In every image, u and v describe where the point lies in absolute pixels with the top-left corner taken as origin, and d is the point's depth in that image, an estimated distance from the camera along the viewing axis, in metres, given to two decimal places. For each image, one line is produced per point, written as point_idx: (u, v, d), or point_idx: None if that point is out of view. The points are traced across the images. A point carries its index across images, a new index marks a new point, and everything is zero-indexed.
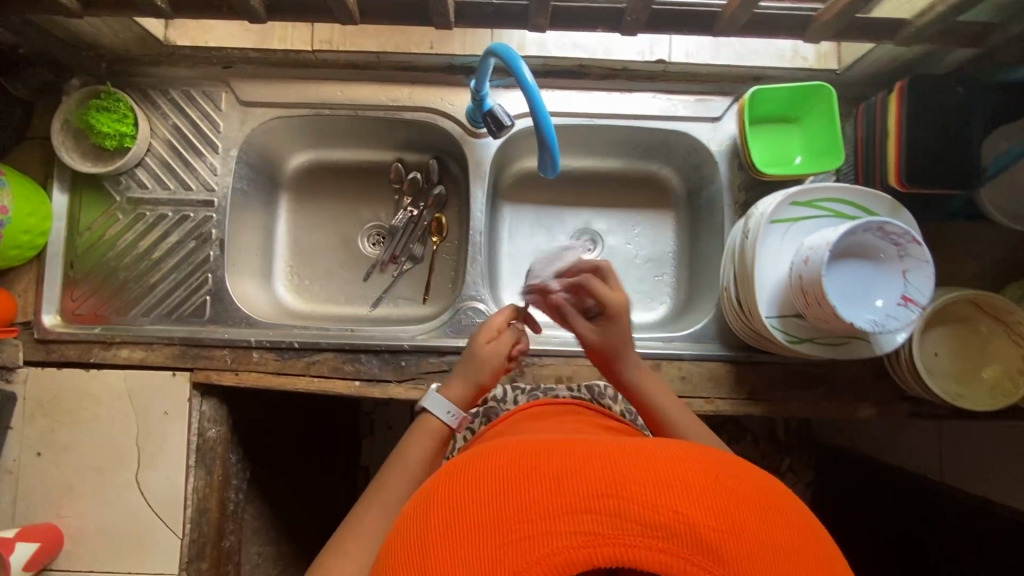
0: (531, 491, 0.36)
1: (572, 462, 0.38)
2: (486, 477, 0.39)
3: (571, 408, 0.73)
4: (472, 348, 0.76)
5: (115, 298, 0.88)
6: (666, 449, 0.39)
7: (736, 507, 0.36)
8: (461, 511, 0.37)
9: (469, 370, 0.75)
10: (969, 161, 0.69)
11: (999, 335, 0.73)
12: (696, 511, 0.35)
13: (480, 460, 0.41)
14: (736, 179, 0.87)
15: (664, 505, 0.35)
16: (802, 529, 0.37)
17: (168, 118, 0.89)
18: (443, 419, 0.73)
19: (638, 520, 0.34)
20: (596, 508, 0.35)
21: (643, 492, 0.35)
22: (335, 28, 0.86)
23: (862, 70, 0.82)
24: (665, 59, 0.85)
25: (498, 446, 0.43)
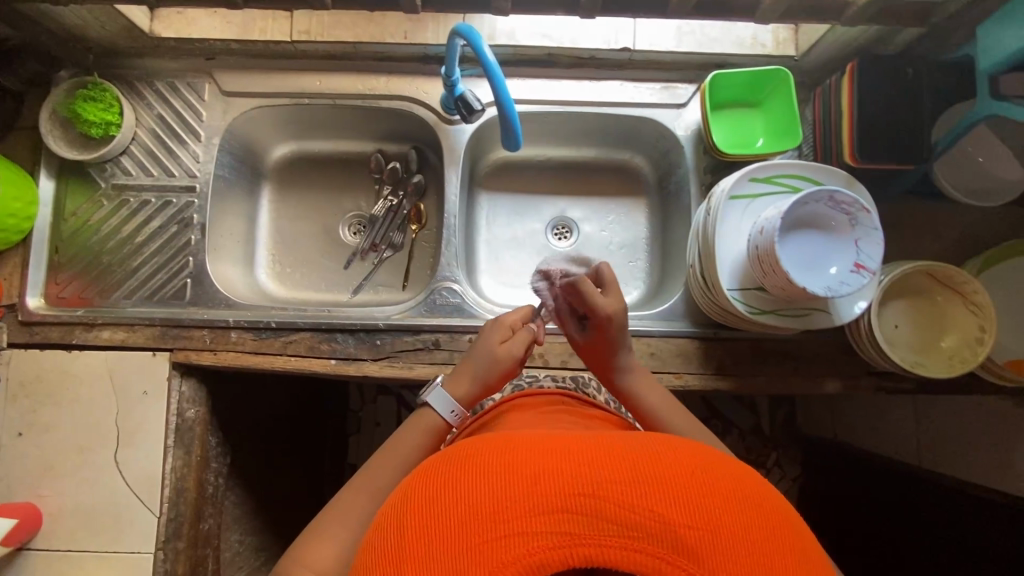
0: (510, 492, 0.38)
1: (550, 462, 0.39)
2: (466, 476, 0.40)
3: (552, 398, 0.75)
4: (487, 347, 0.75)
5: (98, 281, 0.90)
6: (639, 448, 0.42)
7: (707, 504, 0.38)
8: (441, 510, 0.38)
9: (482, 371, 0.74)
10: (914, 136, 0.76)
11: (956, 306, 0.77)
12: (667, 509, 0.37)
13: (460, 457, 0.42)
14: (701, 162, 0.91)
15: (637, 504, 0.37)
16: (770, 517, 0.39)
17: (153, 108, 0.92)
18: (444, 417, 0.72)
19: (615, 520, 0.37)
20: (573, 507, 0.37)
21: (616, 490, 0.38)
22: (312, 19, 0.90)
23: (816, 57, 0.87)
24: (629, 46, 0.89)
25: (477, 441, 0.44)
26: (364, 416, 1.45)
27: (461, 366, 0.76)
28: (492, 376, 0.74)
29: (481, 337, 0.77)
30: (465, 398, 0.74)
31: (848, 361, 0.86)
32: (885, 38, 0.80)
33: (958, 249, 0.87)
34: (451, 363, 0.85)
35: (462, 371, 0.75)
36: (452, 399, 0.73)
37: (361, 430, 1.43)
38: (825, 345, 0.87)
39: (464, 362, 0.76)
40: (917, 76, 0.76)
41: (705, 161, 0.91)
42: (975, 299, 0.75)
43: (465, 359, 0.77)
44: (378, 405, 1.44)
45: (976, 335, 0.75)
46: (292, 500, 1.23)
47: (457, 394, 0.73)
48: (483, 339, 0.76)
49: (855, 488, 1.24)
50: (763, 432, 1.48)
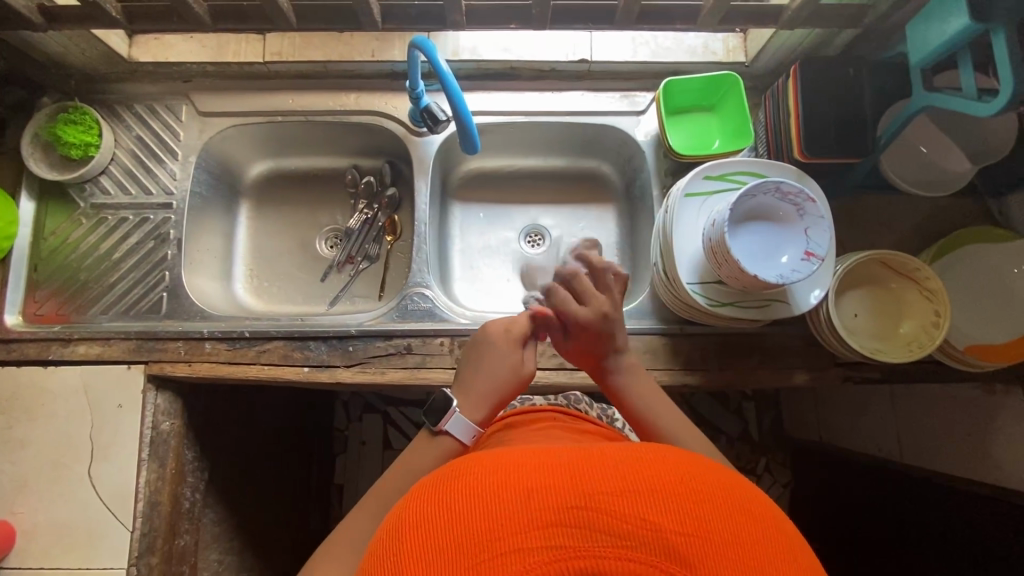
0: (504, 509, 0.37)
1: (542, 475, 0.38)
2: (460, 494, 0.39)
3: (542, 414, 0.75)
4: (510, 364, 0.68)
5: (76, 298, 0.92)
6: (627, 455, 0.41)
7: (697, 510, 0.37)
8: (435, 533, 0.37)
9: (504, 389, 0.67)
10: (858, 129, 0.80)
11: (911, 293, 0.79)
12: (659, 516, 0.36)
13: (452, 477, 0.41)
14: (662, 165, 0.94)
15: (629, 514, 0.36)
16: (759, 518, 0.38)
17: (131, 130, 0.96)
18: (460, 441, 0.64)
19: (607, 530, 0.35)
20: (568, 521, 0.36)
21: (607, 501, 0.36)
22: (284, 41, 0.94)
23: (765, 62, 0.92)
24: (587, 57, 0.94)
25: (469, 459, 0.44)
26: (349, 435, 1.43)
27: (475, 381, 0.67)
28: (509, 393, 0.68)
29: (494, 347, 0.69)
30: (486, 420, 0.66)
31: (815, 352, 0.87)
32: (825, 42, 0.86)
33: (912, 239, 0.90)
34: (423, 367, 0.86)
35: (479, 390, 0.66)
36: (471, 422, 0.65)
37: (348, 450, 1.41)
38: (792, 337, 0.88)
39: (479, 378, 0.67)
40: (855, 74, 0.81)
41: (666, 164, 0.94)
42: (928, 285, 0.77)
43: (476, 373, 0.68)
44: (364, 423, 1.43)
45: (933, 320, 0.77)
46: (275, 521, 1.21)
47: (480, 418, 0.65)
48: (501, 355, 0.68)
49: (845, 489, 1.23)
50: (752, 439, 1.47)
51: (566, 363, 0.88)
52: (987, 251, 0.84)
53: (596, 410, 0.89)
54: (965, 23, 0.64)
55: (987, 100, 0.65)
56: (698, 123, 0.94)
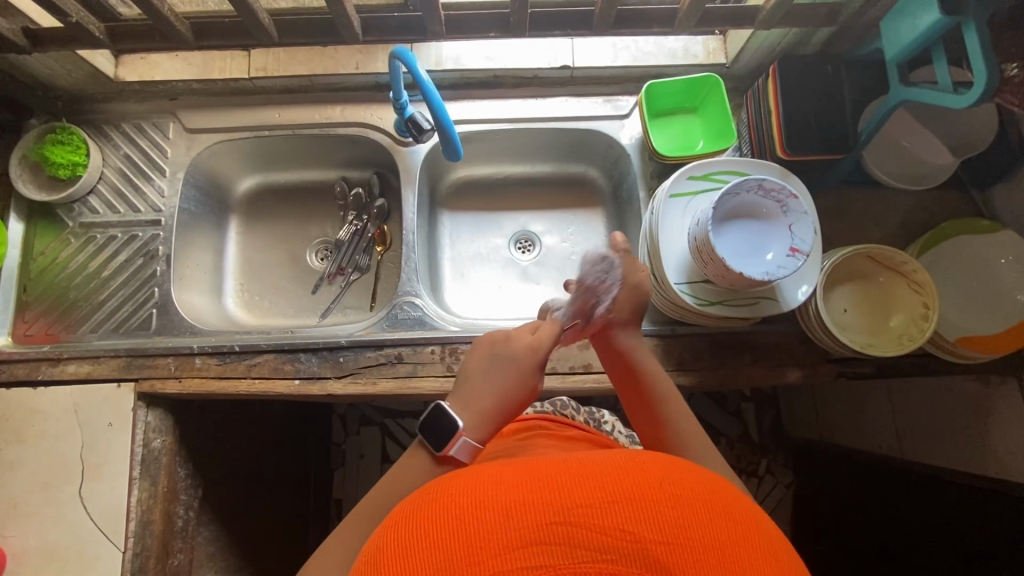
0: (482, 532, 0.36)
1: (518, 493, 0.38)
2: (437, 519, 0.38)
3: (532, 422, 0.74)
4: (516, 380, 0.64)
5: (65, 318, 0.92)
6: (605, 463, 0.40)
7: (676, 517, 0.36)
8: (414, 560, 0.36)
9: (507, 409, 0.63)
10: (839, 126, 0.80)
11: (900, 286, 0.79)
12: (637, 526, 0.35)
13: (431, 500, 0.41)
14: (647, 167, 0.95)
15: (607, 526, 0.35)
16: (740, 522, 0.37)
17: (119, 149, 0.97)
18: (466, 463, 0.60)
19: (586, 545, 0.35)
20: (546, 538, 0.35)
21: (585, 515, 0.36)
22: (269, 57, 0.95)
23: (744, 64, 0.93)
24: (569, 64, 0.95)
25: (447, 481, 0.43)
26: (346, 449, 1.41)
27: (478, 397, 0.63)
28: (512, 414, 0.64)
29: (500, 361, 0.65)
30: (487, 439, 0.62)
31: (806, 349, 0.87)
32: (802, 41, 0.87)
33: (898, 233, 0.91)
34: (414, 376, 0.86)
35: (483, 409, 0.62)
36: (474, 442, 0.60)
37: (346, 465, 1.40)
38: (783, 335, 0.88)
39: (482, 396, 0.63)
40: (833, 72, 0.82)
41: (651, 166, 0.95)
42: (916, 278, 0.77)
43: (480, 390, 0.63)
44: (361, 437, 1.41)
45: (922, 312, 0.77)
46: (274, 539, 1.19)
47: (483, 438, 0.61)
48: (507, 369, 0.65)
49: (847, 488, 1.22)
50: (751, 441, 1.46)
51: (557, 368, 0.88)
52: (974, 243, 0.84)
53: (583, 415, 0.89)
54: (936, 17, 0.64)
55: (962, 92, 0.65)
56: (681, 124, 0.95)
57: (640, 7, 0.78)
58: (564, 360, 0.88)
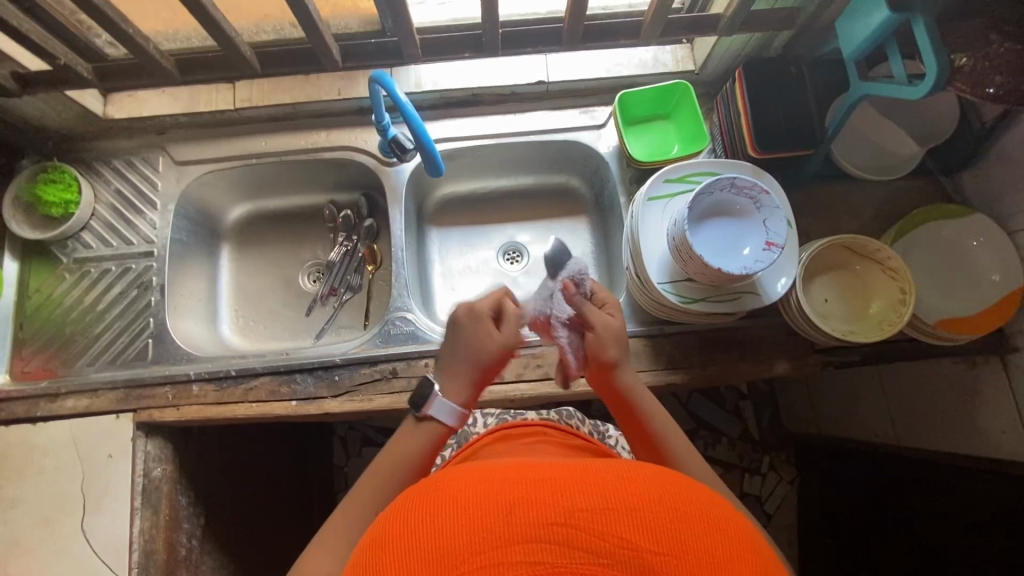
0: (485, 525, 0.37)
1: (524, 492, 0.39)
2: (444, 507, 0.40)
3: (532, 428, 0.74)
4: (478, 340, 0.66)
5: (61, 353, 0.93)
6: (611, 473, 0.41)
7: (673, 530, 0.37)
8: (417, 548, 0.37)
9: (480, 368, 0.65)
10: (805, 124, 0.84)
11: (876, 273, 0.82)
12: (636, 535, 0.36)
13: (435, 491, 0.42)
14: (626, 173, 0.98)
15: (607, 532, 0.36)
16: (735, 540, 0.38)
17: (111, 184, 0.99)
18: (446, 423, 0.64)
19: (584, 547, 0.36)
20: (547, 536, 0.36)
21: (586, 518, 0.37)
22: (253, 88, 0.98)
23: (712, 70, 0.97)
24: (544, 79, 0.98)
25: (455, 474, 0.44)
26: (349, 472, 1.40)
27: (453, 366, 0.66)
28: (487, 369, 0.67)
29: (459, 330, 0.67)
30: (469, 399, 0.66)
31: (793, 341, 0.89)
32: (764, 44, 0.90)
33: (873, 224, 0.93)
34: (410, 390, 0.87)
35: (459, 374, 0.65)
36: (452, 403, 0.65)
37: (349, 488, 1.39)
38: (770, 328, 0.89)
39: (454, 363, 0.66)
40: (796, 73, 0.85)
41: (630, 173, 0.98)
42: (891, 265, 0.80)
43: (450, 359, 0.67)
44: (363, 458, 1.41)
45: (899, 298, 0.79)
46: (279, 567, 1.17)
47: (461, 398, 0.65)
48: (471, 334, 0.66)
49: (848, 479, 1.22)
50: (752, 438, 1.46)
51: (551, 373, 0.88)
52: (946, 227, 0.87)
53: (588, 426, 0.91)
54: (885, 14, 0.68)
55: (916, 84, 0.68)
56: (656, 131, 0.98)
57: (606, 21, 0.82)
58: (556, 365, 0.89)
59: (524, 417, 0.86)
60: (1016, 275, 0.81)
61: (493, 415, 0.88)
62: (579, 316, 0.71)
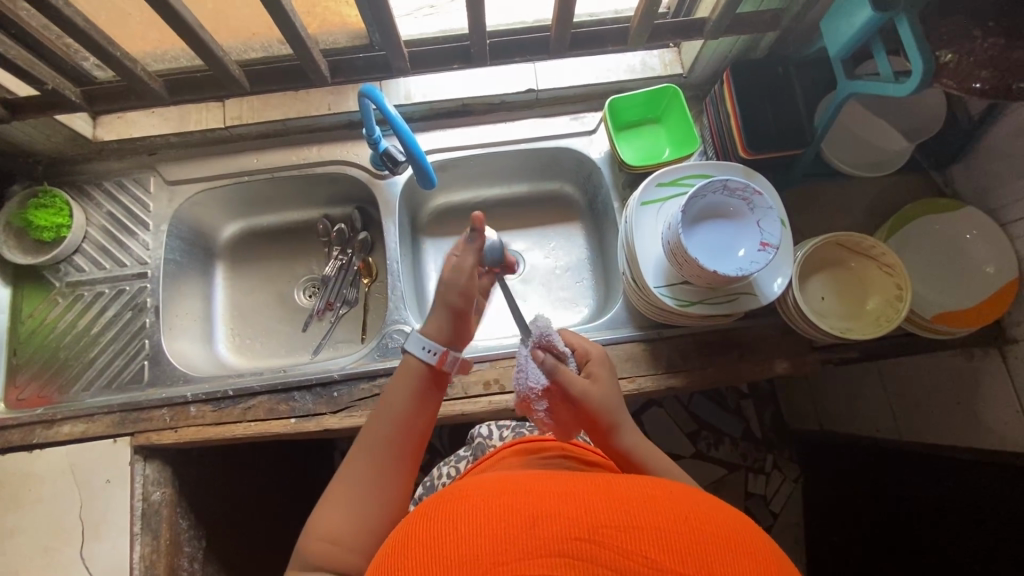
0: (509, 536, 0.37)
1: (547, 505, 0.39)
2: (467, 515, 0.39)
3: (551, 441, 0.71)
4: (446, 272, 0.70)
5: (57, 378, 0.92)
6: (635, 490, 0.41)
7: (698, 550, 0.37)
8: (440, 554, 0.37)
9: (447, 300, 0.68)
10: (794, 125, 0.84)
11: (872, 269, 0.82)
12: (661, 554, 0.36)
13: (459, 501, 0.42)
14: (618, 178, 0.98)
15: (632, 550, 0.36)
16: (762, 563, 0.38)
17: (102, 207, 0.99)
18: (421, 357, 0.66)
19: (609, 565, 0.35)
20: (572, 552, 0.36)
21: (611, 535, 0.36)
22: (243, 105, 0.98)
23: (700, 73, 0.97)
24: (533, 87, 0.99)
25: (479, 484, 0.44)
26: None
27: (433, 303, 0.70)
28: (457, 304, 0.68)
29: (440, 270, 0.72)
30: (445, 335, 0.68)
31: (792, 340, 0.88)
32: (751, 46, 0.91)
33: (866, 220, 0.94)
34: None
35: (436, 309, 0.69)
36: (427, 338, 0.67)
37: None
38: (768, 328, 0.89)
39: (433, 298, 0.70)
40: (783, 74, 0.86)
41: (623, 177, 0.98)
42: (885, 261, 0.80)
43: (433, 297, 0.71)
44: None
45: (895, 293, 0.79)
46: None
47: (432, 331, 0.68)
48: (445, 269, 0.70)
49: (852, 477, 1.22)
50: (755, 437, 1.46)
51: None
52: (939, 221, 0.88)
53: None
54: (869, 14, 0.68)
55: (901, 81, 0.69)
56: (647, 136, 0.98)
57: (592, 29, 0.82)
58: None
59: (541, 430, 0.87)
60: (1011, 266, 0.82)
61: (507, 428, 0.89)
62: (555, 383, 0.68)
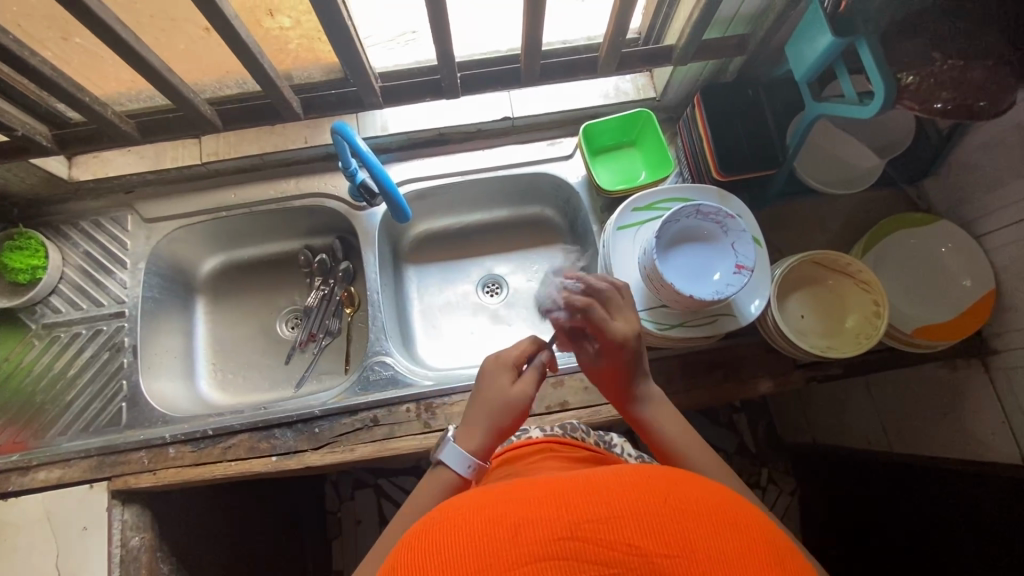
0: (492, 550, 0.36)
1: (526, 510, 0.38)
2: (447, 536, 0.38)
3: (538, 446, 0.70)
4: (500, 388, 0.65)
5: (32, 423, 0.90)
6: (611, 480, 0.40)
7: (680, 527, 0.36)
8: None
9: (499, 415, 0.63)
10: (767, 146, 0.85)
11: (849, 286, 0.83)
12: (645, 540, 0.35)
13: (440, 522, 0.40)
14: (596, 202, 0.99)
15: (616, 540, 0.36)
16: (749, 528, 0.37)
17: (79, 247, 0.98)
18: (460, 473, 0.60)
19: (595, 561, 0.35)
20: (557, 552, 0.35)
21: (594, 530, 0.36)
22: (219, 142, 0.99)
23: (673, 96, 0.99)
24: (509, 115, 1.00)
25: (458, 501, 0.43)
26: (343, 516, 1.34)
27: (468, 413, 0.65)
28: (507, 422, 0.63)
29: (484, 377, 0.67)
30: (483, 452, 0.62)
31: (775, 359, 0.88)
32: (720, 70, 0.92)
33: (842, 236, 0.95)
34: (392, 437, 0.85)
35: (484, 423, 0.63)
36: (466, 452, 0.61)
37: (344, 534, 1.33)
38: (751, 347, 0.89)
39: (470, 409, 0.65)
40: (753, 96, 0.87)
41: (601, 202, 0.99)
42: (862, 277, 0.80)
43: (474, 408, 0.64)
44: (357, 501, 1.35)
45: (873, 309, 0.80)
46: None
47: (473, 445, 0.62)
48: (489, 381, 0.66)
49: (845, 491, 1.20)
50: (749, 452, 1.44)
51: (534, 410, 0.87)
52: (914, 235, 0.89)
53: (593, 436, 0.81)
54: (829, 40, 0.69)
55: (866, 103, 0.70)
56: (623, 159, 0.99)
57: (562, 59, 0.83)
58: (540, 401, 0.88)
59: (527, 433, 0.78)
60: (987, 279, 0.83)
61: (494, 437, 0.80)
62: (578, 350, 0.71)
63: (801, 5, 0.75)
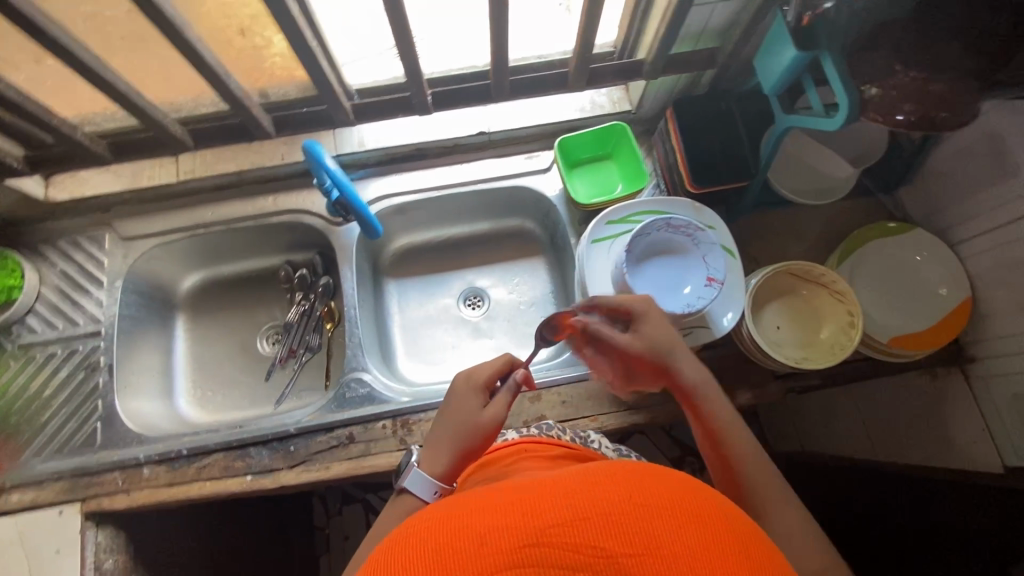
0: (454, 564, 0.35)
1: (489, 517, 0.37)
2: (410, 552, 0.37)
3: (513, 447, 0.69)
4: (467, 411, 0.63)
5: (6, 446, 0.89)
6: (576, 479, 0.39)
7: (645, 525, 0.35)
8: None
9: (464, 440, 0.62)
10: (739, 158, 0.86)
11: (823, 295, 0.83)
12: (610, 541, 0.35)
13: (405, 537, 0.39)
14: (573, 215, 0.99)
15: (581, 543, 0.35)
16: (718, 522, 0.36)
17: (55, 266, 0.98)
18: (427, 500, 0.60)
19: (561, 565, 0.34)
20: (521, 561, 0.34)
21: (558, 535, 0.35)
22: (196, 160, 1.00)
23: (649, 109, 0.99)
24: (485, 129, 1.00)
25: (425, 514, 0.42)
26: (331, 532, 1.33)
27: (435, 434, 0.64)
28: (472, 446, 0.62)
29: (453, 396, 0.66)
30: (449, 476, 0.62)
31: (752, 370, 0.88)
32: (693, 83, 0.93)
33: (819, 245, 0.95)
34: (367, 455, 0.84)
35: (448, 446, 0.62)
36: (430, 477, 0.61)
37: (331, 551, 1.31)
38: (728, 359, 0.88)
39: (437, 430, 0.64)
40: (726, 109, 0.88)
41: (578, 214, 0.99)
42: (836, 287, 0.80)
43: (442, 429, 0.64)
44: (344, 517, 1.34)
45: (848, 320, 0.80)
46: None
47: (437, 470, 0.61)
48: (458, 400, 0.65)
49: None
50: None
51: (512, 425, 0.86)
52: (890, 244, 0.89)
53: (568, 433, 0.80)
54: (792, 53, 0.69)
55: (832, 116, 0.70)
56: (600, 171, 1.00)
57: (532, 74, 0.84)
58: (517, 415, 0.87)
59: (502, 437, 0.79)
60: (963, 288, 0.83)
61: None
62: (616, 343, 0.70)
63: (766, 19, 0.76)
